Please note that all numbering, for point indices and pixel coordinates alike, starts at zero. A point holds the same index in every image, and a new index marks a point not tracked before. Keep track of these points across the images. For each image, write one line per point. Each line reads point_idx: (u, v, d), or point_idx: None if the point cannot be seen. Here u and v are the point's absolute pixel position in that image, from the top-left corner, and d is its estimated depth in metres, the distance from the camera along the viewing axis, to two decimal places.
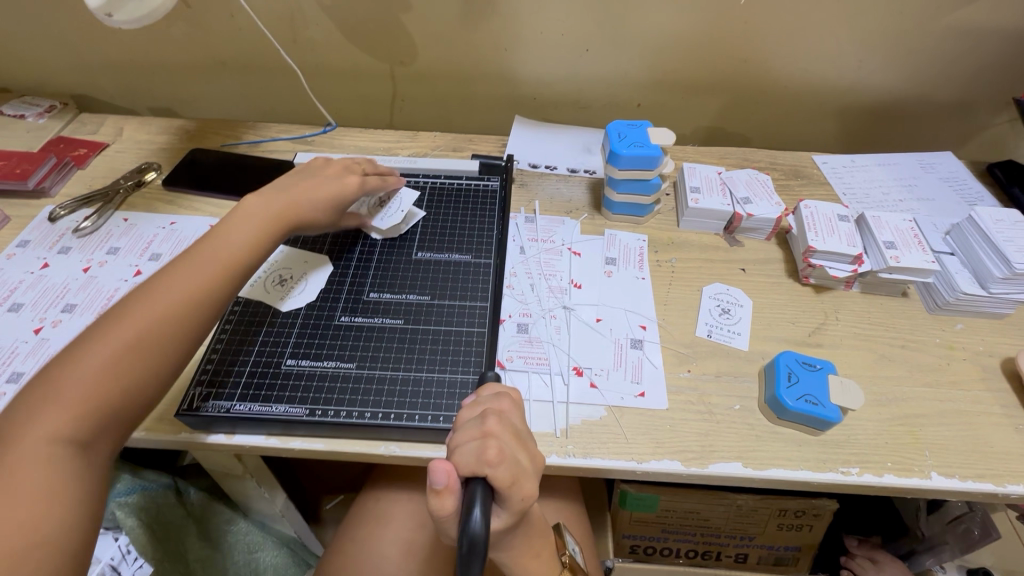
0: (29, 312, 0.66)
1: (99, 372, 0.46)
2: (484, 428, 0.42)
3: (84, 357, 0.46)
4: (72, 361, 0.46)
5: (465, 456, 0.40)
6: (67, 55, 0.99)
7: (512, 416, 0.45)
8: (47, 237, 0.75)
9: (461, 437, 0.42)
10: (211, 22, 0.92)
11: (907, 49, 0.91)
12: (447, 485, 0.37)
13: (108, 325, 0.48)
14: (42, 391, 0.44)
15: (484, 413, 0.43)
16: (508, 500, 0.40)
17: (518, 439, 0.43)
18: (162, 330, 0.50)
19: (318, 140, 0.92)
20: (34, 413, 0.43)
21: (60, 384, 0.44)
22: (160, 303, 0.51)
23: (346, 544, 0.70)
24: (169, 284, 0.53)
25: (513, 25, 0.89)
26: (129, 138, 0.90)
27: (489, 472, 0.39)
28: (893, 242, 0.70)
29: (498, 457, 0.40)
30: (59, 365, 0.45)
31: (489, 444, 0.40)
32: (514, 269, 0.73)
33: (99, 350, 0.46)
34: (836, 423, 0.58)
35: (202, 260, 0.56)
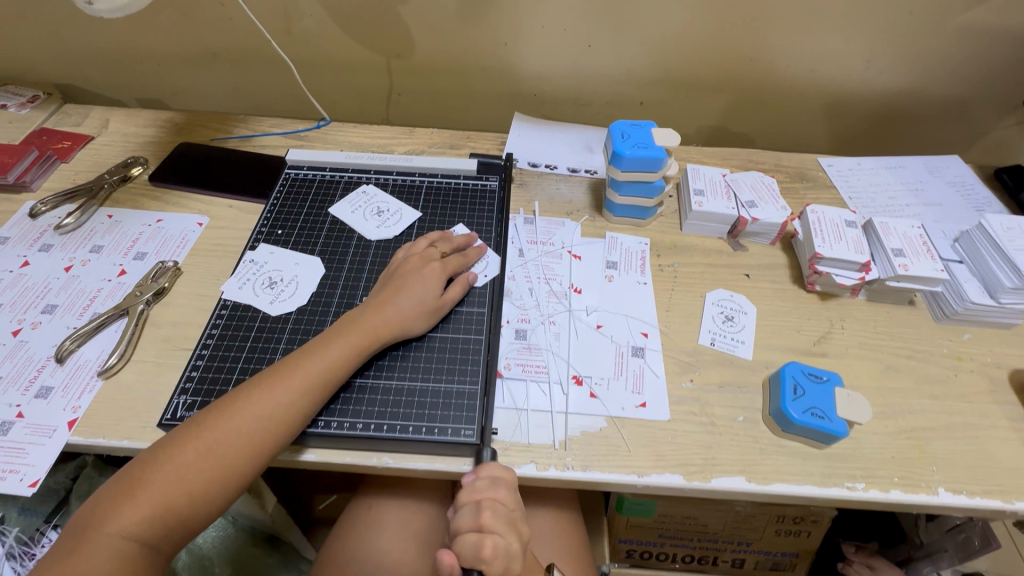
0: (7, 313, 0.64)
1: (209, 462, 0.48)
2: (480, 517, 0.48)
3: (205, 438, 0.49)
4: (198, 438, 0.49)
5: (465, 547, 0.47)
6: (52, 44, 0.96)
7: (506, 499, 0.50)
8: (28, 234, 0.72)
9: (460, 522, 0.48)
10: (201, 11, 0.89)
11: (916, 50, 0.88)
12: (447, 572, 0.46)
13: (234, 409, 0.50)
14: (167, 455, 0.48)
15: (481, 501, 0.49)
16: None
17: (510, 524, 0.49)
18: (270, 436, 0.50)
19: (311, 135, 0.89)
20: (146, 484, 0.47)
21: (178, 455, 0.48)
22: (275, 402, 0.51)
23: (336, 556, 0.68)
24: (284, 379, 0.53)
25: (514, 18, 0.86)
26: (114, 131, 0.87)
27: (484, 566, 0.46)
28: (902, 249, 0.68)
29: (492, 552, 0.46)
30: (194, 429, 0.49)
31: (485, 541, 0.47)
32: (512, 272, 0.70)
33: (221, 437, 0.49)
34: (842, 437, 0.56)
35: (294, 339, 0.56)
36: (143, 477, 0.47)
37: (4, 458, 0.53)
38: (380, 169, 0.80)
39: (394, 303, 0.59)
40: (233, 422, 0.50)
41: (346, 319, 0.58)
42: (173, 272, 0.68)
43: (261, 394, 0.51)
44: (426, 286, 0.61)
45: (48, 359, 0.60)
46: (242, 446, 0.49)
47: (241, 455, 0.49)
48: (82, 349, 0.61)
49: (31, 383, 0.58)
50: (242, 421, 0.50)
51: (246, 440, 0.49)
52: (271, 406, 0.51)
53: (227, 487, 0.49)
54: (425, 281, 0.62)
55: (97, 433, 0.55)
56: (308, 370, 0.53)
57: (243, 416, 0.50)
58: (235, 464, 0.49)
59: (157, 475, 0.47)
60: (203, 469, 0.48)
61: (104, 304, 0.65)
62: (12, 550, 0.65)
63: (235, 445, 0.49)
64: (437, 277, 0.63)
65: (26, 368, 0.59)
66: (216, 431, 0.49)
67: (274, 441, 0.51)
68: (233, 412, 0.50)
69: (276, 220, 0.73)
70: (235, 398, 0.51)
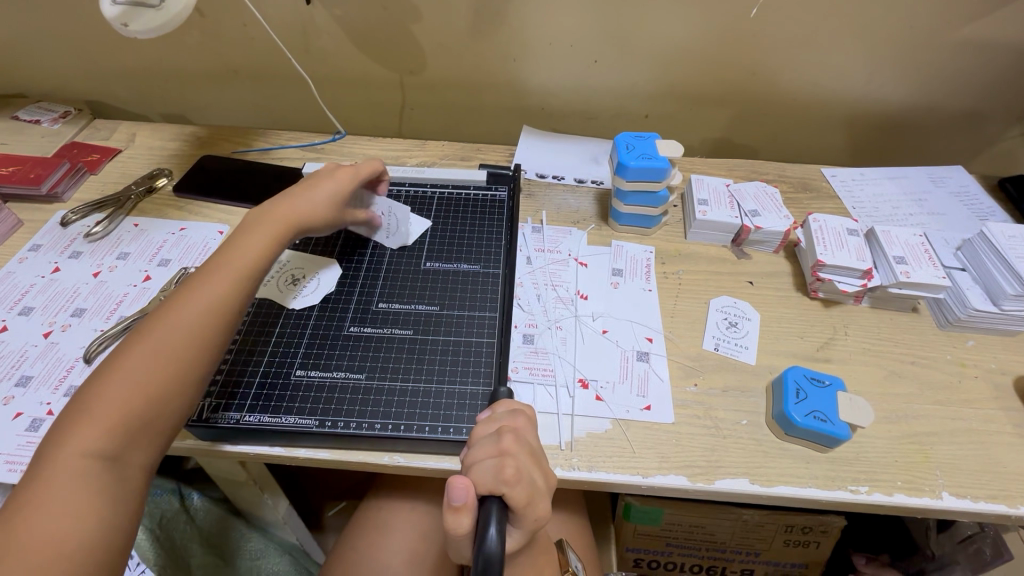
0: (39, 316, 0.67)
1: (159, 363, 0.48)
2: (500, 446, 0.43)
3: (148, 344, 0.48)
4: (138, 343, 0.48)
5: (483, 474, 0.41)
6: (84, 63, 1.01)
7: (527, 434, 0.47)
8: (59, 241, 0.75)
9: (478, 454, 0.43)
10: (225, 30, 0.93)
11: (917, 62, 0.90)
12: (465, 502, 0.38)
13: (252, 235, 0.59)
14: (110, 365, 0.47)
15: (500, 431, 0.45)
16: (523, 520, 0.42)
17: (534, 458, 0.45)
18: (235, 278, 0.55)
19: (327, 148, 0.92)
20: (149, 335, 0.49)
21: (116, 368, 0.47)
22: (213, 290, 0.53)
23: (348, 557, 0.69)
24: (259, 229, 0.60)
25: (523, 35, 0.90)
26: (141, 144, 0.91)
27: (506, 490, 0.40)
28: (903, 257, 0.69)
29: (515, 475, 0.41)
30: (115, 361, 0.47)
31: (506, 463, 0.42)
32: (521, 279, 0.73)
33: (155, 339, 0.49)
34: (845, 440, 0.57)
35: (204, 270, 0.55)
36: (74, 419, 0.44)
37: (35, 452, 0.56)
38: (394, 181, 0.83)
39: (306, 194, 0.64)
40: (192, 296, 0.52)
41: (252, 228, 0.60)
42: None
43: (238, 249, 0.57)
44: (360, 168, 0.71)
45: (76, 360, 0.63)
46: (170, 359, 0.48)
47: (190, 349, 0.50)
48: (109, 350, 0.64)
49: (61, 382, 0.61)
50: (214, 290, 0.53)
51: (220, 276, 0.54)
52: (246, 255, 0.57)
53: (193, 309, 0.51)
54: (332, 178, 0.67)
55: None
56: (282, 214, 0.62)
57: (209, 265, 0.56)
58: (186, 360, 0.49)
59: (98, 390, 0.46)
60: (153, 369, 0.47)
61: (130, 308, 0.68)
62: None
63: (176, 345, 0.49)
64: (339, 191, 0.67)
65: (56, 367, 0.62)
66: (183, 306, 0.51)
67: (240, 279, 0.55)
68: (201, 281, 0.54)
69: None
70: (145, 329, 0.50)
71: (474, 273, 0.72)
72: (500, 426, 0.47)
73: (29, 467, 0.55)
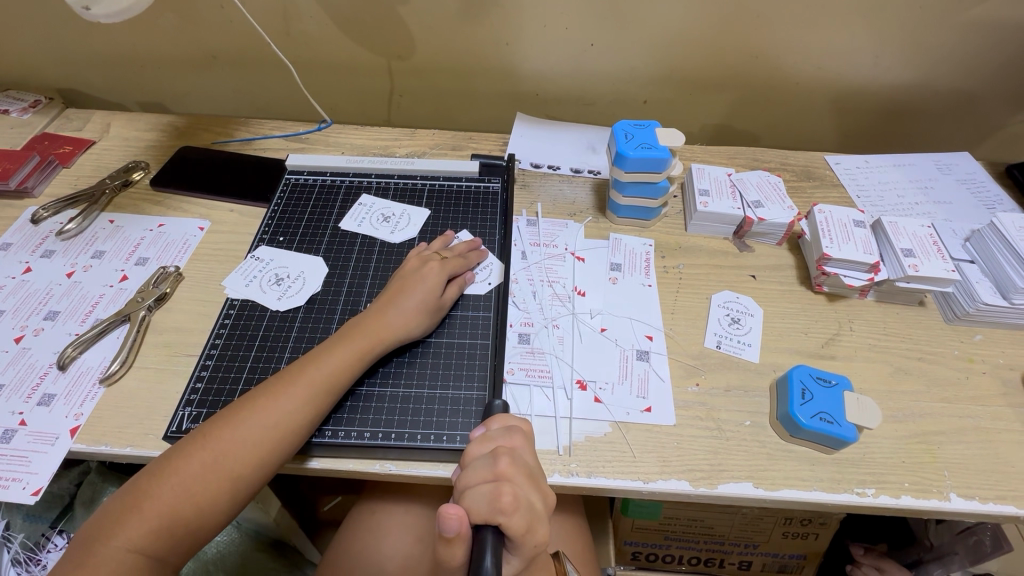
0: (10, 319, 0.63)
1: (217, 474, 0.48)
2: (496, 470, 0.42)
3: (209, 451, 0.48)
4: (203, 448, 0.48)
5: (477, 502, 0.40)
6: (53, 48, 0.95)
7: (523, 453, 0.45)
8: (30, 240, 0.72)
9: (472, 478, 0.42)
10: (200, 13, 0.88)
11: (926, 45, 0.87)
12: (457, 533, 0.37)
13: (351, 327, 0.57)
14: (175, 463, 0.48)
15: (496, 452, 0.43)
16: (521, 547, 0.40)
17: (532, 480, 0.43)
18: (312, 399, 0.52)
19: (312, 138, 0.88)
20: (235, 423, 0.50)
21: (178, 470, 0.47)
22: (282, 409, 0.51)
23: (339, 563, 0.67)
24: (343, 344, 0.56)
25: (515, 18, 0.85)
26: (116, 135, 0.87)
27: (503, 520, 0.39)
28: (911, 249, 0.67)
29: (512, 504, 0.39)
30: (200, 440, 0.49)
31: (502, 490, 0.40)
32: (516, 275, 0.70)
33: (224, 453, 0.48)
34: (851, 442, 0.55)
35: (304, 363, 0.54)
36: (148, 490, 0.46)
37: (7, 466, 0.53)
38: (382, 173, 0.79)
39: (397, 305, 0.59)
40: (263, 408, 0.50)
41: (351, 324, 0.58)
42: (175, 278, 0.67)
43: (317, 360, 0.54)
44: (450, 259, 0.64)
45: (50, 366, 0.60)
46: (248, 457, 0.49)
47: (244, 464, 0.49)
48: (85, 355, 0.61)
49: (34, 390, 0.58)
50: (306, 387, 0.52)
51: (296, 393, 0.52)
52: (322, 369, 0.54)
53: (262, 422, 0.50)
54: (425, 280, 0.61)
55: (100, 441, 0.54)
56: (370, 324, 0.57)
57: (291, 371, 0.53)
58: (241, 475, 0.49)
59: (156, 482, 0.47)
60: (210, 480, 0.47)
61: (106, 310, 0.65)
62: (17, 556, 0.66)
63: (242, 460, 0.49)
64: (436, 275, 0.62)
65: (28, 375, 0.59)
66: (271, 402, 0.51)
67: (315, 399, 0.52)
68: (276, 393, 0.51)
69: (278, 226, 0.72)
70: (232, 415, 0.50)
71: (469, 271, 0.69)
72: (496, 446, 0.45)
73: (2, 482, 0.52)
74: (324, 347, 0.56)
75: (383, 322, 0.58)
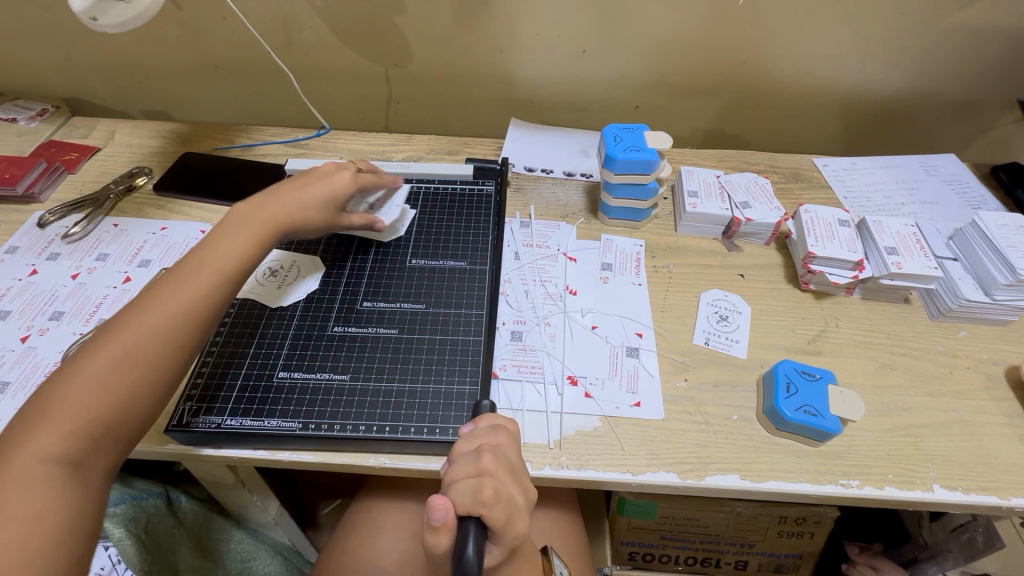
0: (16, 320, 0.65)
1: (77, 413, 0.42)
2: (480, 465, 0.43)
3: (62, 400, 0.42)
4: (56, 397, 0.42)
5: (461, 495, 0.41)
6: (61, 58, 0.98)
7: (507, 450, 0.46)
8: (36, 242, 0.74)
9: (456, 472, 0.43)
10: (204, 24, 0.91)
11: (909, 50, 0.89)
12: (444, 522, 0.39)
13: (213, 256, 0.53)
14: (45, 411, 0.42)
15: (480, 448, 0.45)
16: (501, 538, 0.42)
17: (513, 476, 0.44)
18: (169, 321, 0.48)
19: (311, 144, 0.91)
20: (80, 365, 0.44)
21: (28, 470, 0.39)
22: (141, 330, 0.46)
23: (334, 562, 0.68)
24: (180, 281, 0.50)
25: (509, 26, 0.88)
26: (121, 142, 0.89)
27: (484, 512, 0.40)
28: (894, 247, 0.69)
29: (493, 497, 0.41)
30: (49, 390, 0.43)
31: (485, 484, 0.41)
32: (508, 275, 0.71)
33: (71, 391, 0.42)
34: (835, 434, 0.57)
35: (152, 301, 0.48)
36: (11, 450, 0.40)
37: None
38: None
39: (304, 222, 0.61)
40: (122, 335, 0.46)
41: (192, 264, 0.52)
42: None
43: (160, 294, 0.49)
44: (312, 186, 0.63)
45: (55, 364, 0.61)
46: (106, 387, 0.44)
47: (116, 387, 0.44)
48: None
49: (38, 387, 0.60)
50: (150, 315, 0.47)
51: (48, 382, 0.43)
52: (176, 297, 0.49)
53: (87, 389, 0.43)
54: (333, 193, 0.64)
55: None
56: (213, 262, 0.53)
57: (146, 319, 0.47)
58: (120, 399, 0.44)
59: (33, 480, 0.39)
60: (70, 415, 0.42)
61: (110, 310, 0.67)
62: None
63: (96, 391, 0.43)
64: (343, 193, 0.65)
65: (34, 372, 0.61)
66: (128, 335, 0.46)
67: (174, 321, 0.48)
68: (124, 326, 0.46)
69: None
70: (71, 367, 0.44)
71: (451, 275, 0.70)
72: (481, 443, 0.46)
73: None
74: (183, 283, 0.50)
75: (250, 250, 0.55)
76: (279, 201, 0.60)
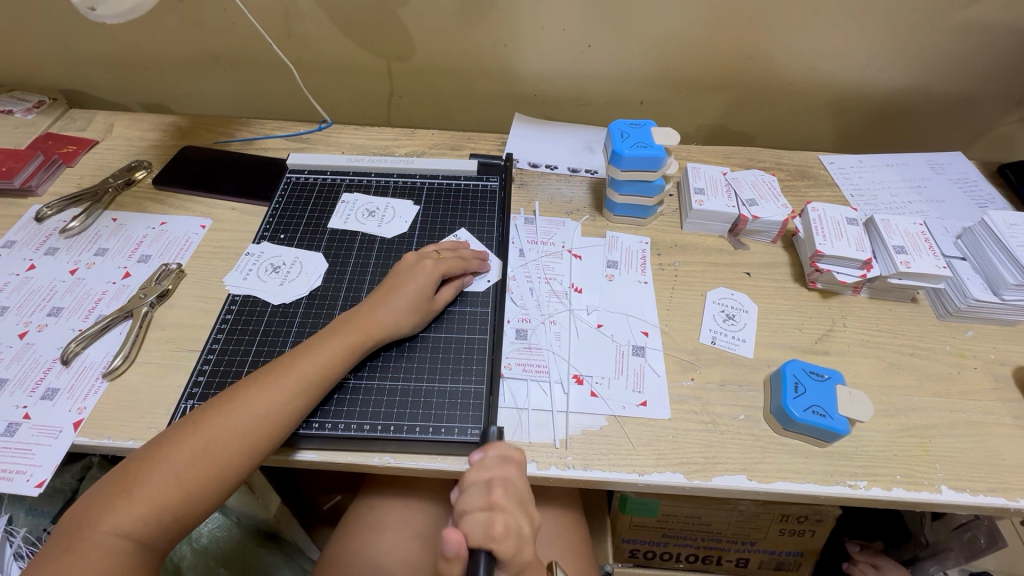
0: (14, 316, 0.64)
1: (153, 498, 0.46)
2: (491, 497, 0.45)
3: (145, 483, 0.46)
4: (142, 473, 0.47)
5: (473, 528, 0.43)
6: (58, 50, 0.97)
7: (518, 481, 0.48)
8: (34, 237, 0.73)
9: (467, 503, 0.45)
10: (204, 16, 0.90)
11: (918, 46, 0.88)
12: (455, 554, 0.41)
13: (299, 361, 0.54)
14: (132, 480, 0.46)
15: (492, 480, 0.46)
16: (510, 567, 0.44)
17: (523, 507, 0.46)
18: (252, 423, 0.50)
19: (313, 138, 0.89)
20: (166, 449, 0.48)
21: (104, 540, 0.44)
22: (224, 428, 0.49)
23: (337, 561, 0.67)
24: (264, 385, 0.52)
25: (514, 20, 0.87)
26: (119, 135, 0.88)
27: (495, 546, 0.42)
28: (903, 246, 0.68)
29: (503, 531, 0.43)
30: (142, 461, 0.48)
31: (496, 519, 0.43)
32: (513, 273, 0.71)
33: (154, 477, 0.47)
34: (843, 435, 0.56)
35: (240, 397, 0.51)
36: (97, 517, 0.45)
37: (11, 458, 0.54)
38: (381, 171, 0.80)
39: (386, 302, 0.59)
40: (206, 429, 0.49)
41: (285, 360, 0.55)
42: (177, 275, 0.68)
43: (247, 391, 0.52)
44: (398, 296, 0.60)
45: (54, 361, 0.61)
46: (182, 479, 0.47)
47: (194, 480, 0.48)
48: (88, 351, 0.61)
49: (37, 384, 0.59)
50: (235, 414, 0.50)
51: (142, 456, 0.48)
52: (259, 397, 0.51)
53: (164, 480, 0.47)
54: (417, 278, 0.62)
55: (102, 434, 0.55)
56: (304, 370, 0.54)
57: (232, 417, 0.50)
58: (194, 491, 0.48)
59: (103, 551, 0.44)
60: (147, 499, 0.46)
61: (109, 306, 0.66)
62: (20, 549, 0.63)
63: (173, 481, 0.47)
64: (430, 274, 0.62)
65: (32, 369, 0.60)
66: (213, 430, 0.49)
67: (255, 426, 0.50)
68: (212, 416, 0.50)
69: (278, 225, 0.73)
70: (161, 447, 0.48)
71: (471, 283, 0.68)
72: (492, 473, 0.47)
73: (7, 474, 0.53)
74: (269, 390, 0.52)
75: (329, 368, 0.55)
76: (364, 320, 0.58)
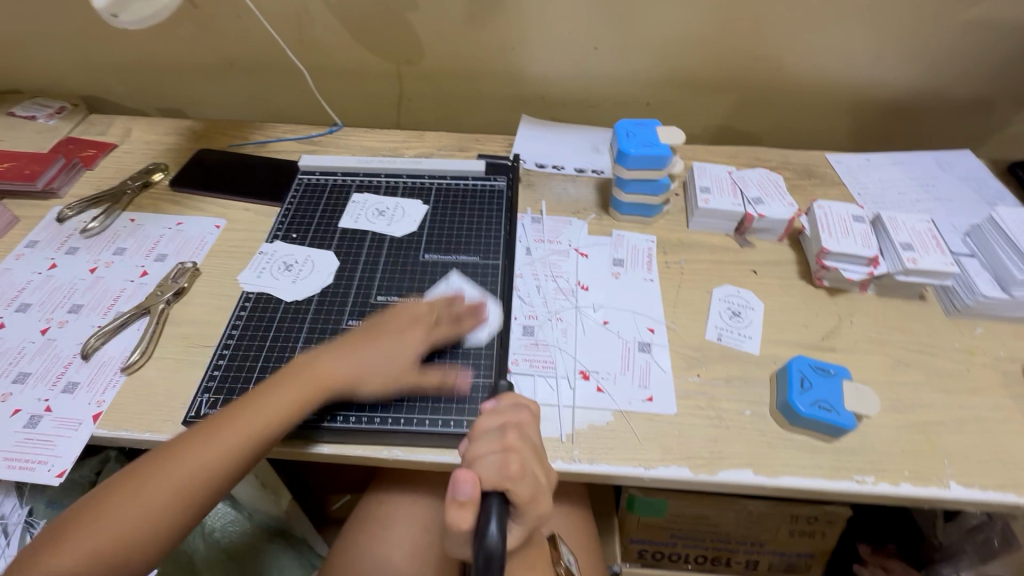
0: (36, 312, 0.66)
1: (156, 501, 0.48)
2: (504, 442, 0.45)
3: (150, 485, 0.48)
4: (147, 475, 0.49)
5: (488, 470, 0.42)
6: (79, 57, 1.00)
7: (530, 431, 0.48)
8: (55, 237, 0.75)
9: (480, 449, 0.45)
10: (219, 22, 0.92)
11: (924, 45, 0.88)
12: (470, 498, 0.40)
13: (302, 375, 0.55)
14: (139, 481, 0.48)
15: (505, 427, 0.46)
16: (525, 514, 0.43)
17: (536, 455, 0.46)
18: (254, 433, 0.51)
19: (324, 140, 0.91)
20: (172, 454, 0.49)
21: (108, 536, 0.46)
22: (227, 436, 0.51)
23: (347, 555, 0.68)
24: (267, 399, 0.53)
25: (521, 23, 0.88)
26: (137, 139, 0.91)
27: (510, 486, 0.42)
28: (910, 243, 0.68)
29: (518, 472, 0.43)
30: (149, 464, 0.49)
31: (511, 459, 0.43)
32: (520, 270, 0.72)
33: (159, 479, 0.48)
34: (849, 430, 0.57)
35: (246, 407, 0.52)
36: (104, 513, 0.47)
37: (33, 449, 0.56)
38: (391, 172, 0.82)
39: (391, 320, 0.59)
40: (210, 437, 0.50)
41: (290, 373, 0.55)
42: (192, 273, 0.70)
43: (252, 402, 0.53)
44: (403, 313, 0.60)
45: (74, 356, 0.62)
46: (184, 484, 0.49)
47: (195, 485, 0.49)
48: (107, 346, 0.63)
49: (58, 378, 0.61)
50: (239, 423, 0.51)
51: (150, 459, 0.50)
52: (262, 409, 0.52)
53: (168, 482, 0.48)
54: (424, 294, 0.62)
55: (120, 426, 0.57)
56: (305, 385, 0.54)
57: (236, 427, 0.51)
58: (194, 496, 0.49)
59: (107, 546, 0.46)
60: (151, 501, 0.48)
61: (127, 303, 0.68)
62: (41, 542, 0.66)
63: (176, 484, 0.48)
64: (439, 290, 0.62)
65: (54, 364, 0.62)
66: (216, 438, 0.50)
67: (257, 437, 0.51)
68: (217, 423, 0.51)
69: (291, 225, 0.75)
70: (167, 451, 0.50)
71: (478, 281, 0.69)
72: (504, 419, 0.48)
73: (29, 464, 0.55)
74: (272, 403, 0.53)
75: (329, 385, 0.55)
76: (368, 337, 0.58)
